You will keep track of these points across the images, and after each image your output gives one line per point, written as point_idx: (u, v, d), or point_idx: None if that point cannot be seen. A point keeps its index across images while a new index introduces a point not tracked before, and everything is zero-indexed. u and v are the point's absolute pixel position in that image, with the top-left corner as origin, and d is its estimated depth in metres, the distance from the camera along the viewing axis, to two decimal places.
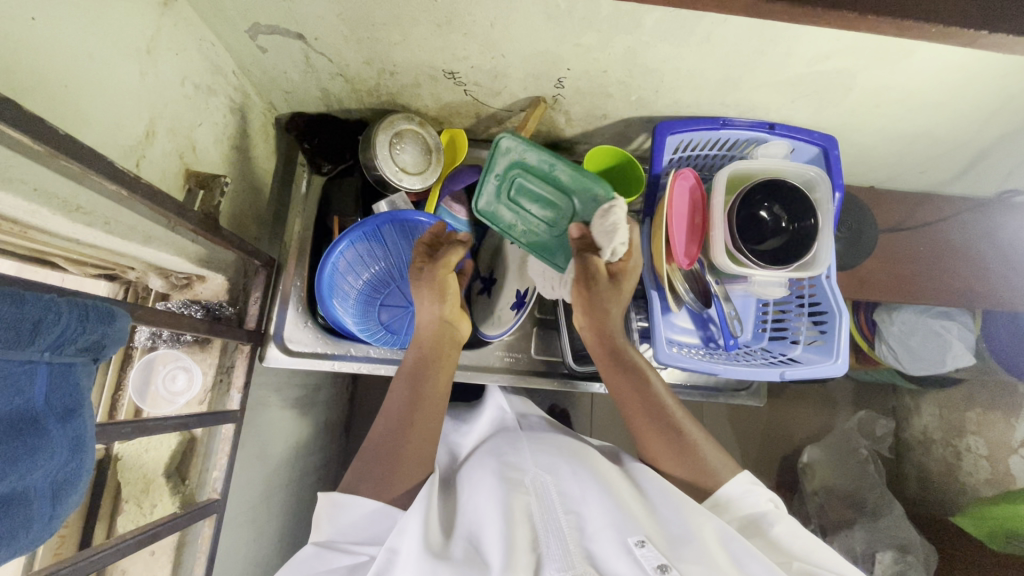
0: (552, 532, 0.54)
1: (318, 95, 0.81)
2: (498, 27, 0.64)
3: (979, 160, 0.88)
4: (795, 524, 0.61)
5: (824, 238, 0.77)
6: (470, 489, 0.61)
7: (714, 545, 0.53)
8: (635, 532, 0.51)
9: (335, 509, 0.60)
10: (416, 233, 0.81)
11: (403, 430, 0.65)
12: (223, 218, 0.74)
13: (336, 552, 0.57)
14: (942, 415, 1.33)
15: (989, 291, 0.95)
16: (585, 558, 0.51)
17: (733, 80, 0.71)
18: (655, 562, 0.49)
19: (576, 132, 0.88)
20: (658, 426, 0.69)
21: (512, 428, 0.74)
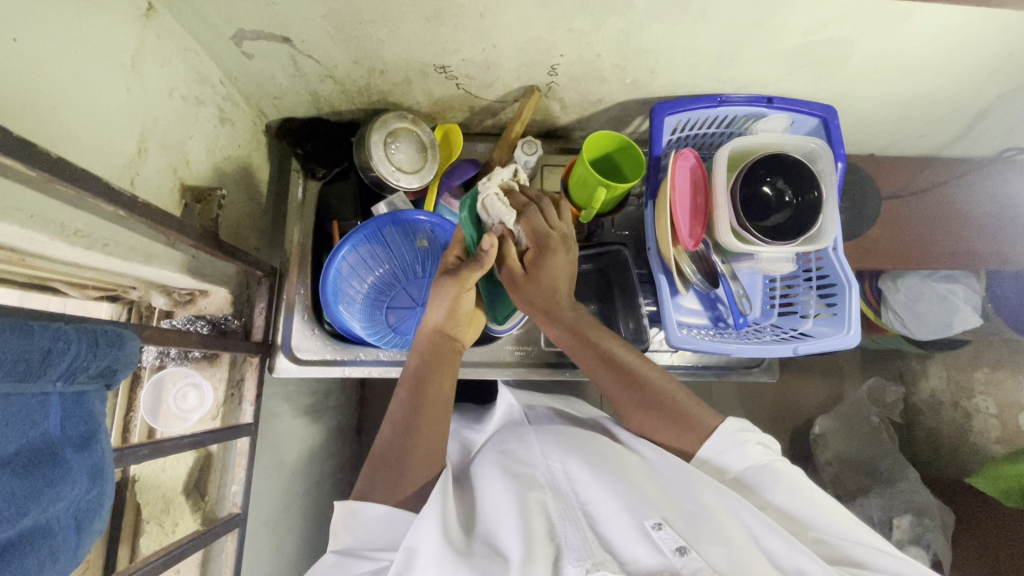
0: (569, 522, 0.53)
1: (307, 98, 0.80)
2: (489, 17, 0.62)
3: (980, 119, 0.87)
4: (799, 482, 0.61)
5: (829, 209, 0.77)
6: (479, 483, 0.60)
7: (734, 528, 0.53)
8: (651, 515, 0.52)
9: (352, 517, 0.59)
10: (417, 232, 0.80)
11: (409, 437, 0.64)
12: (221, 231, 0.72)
13: (355, 558, 0.56)
14: (949, 377, 1.34)
15: (994, 252, 0.95)
16: (604, 545, 0.51)
17: (730, 54, 0.70)
18: (674, 546, 0.49)
19: (571, 119, 0.86)
20: (638, 397, 0.69)
21: (520, 419, 0.74)
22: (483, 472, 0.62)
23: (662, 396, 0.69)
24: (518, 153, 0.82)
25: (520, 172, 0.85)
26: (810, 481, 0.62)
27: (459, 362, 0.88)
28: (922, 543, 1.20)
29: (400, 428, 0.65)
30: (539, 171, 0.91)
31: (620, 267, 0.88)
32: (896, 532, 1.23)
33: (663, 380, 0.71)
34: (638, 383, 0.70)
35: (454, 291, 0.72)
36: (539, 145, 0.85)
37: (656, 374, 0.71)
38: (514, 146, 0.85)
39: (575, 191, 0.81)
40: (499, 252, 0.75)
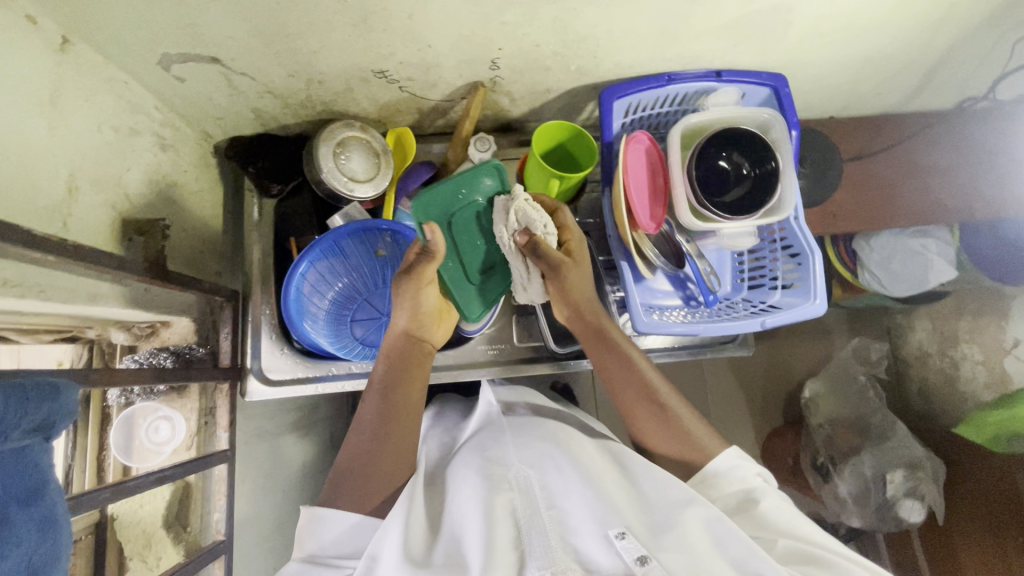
0: (536, 528, 0.54)
1: (251, 116, 0.78)
2: (417, 18, 0.61)
3: (935, 73, 0.85)
4: (783, 500, 0.62)
5: (787, 179, 0.76)
6: (452, 488, 0.61)
7: (702, 533, 0.54)
8: (616, 524, 0.52)
9: (315, 524, 0.59)
10: (376, 243, 0.79)
11: (374, 448, 0.64)
12: (173, 260, 0.71)
13: (318, 565, 0.56)
14: (936, 328, 1.38)
15: (960, 205, 0.95)
16: (568, 551, 0.52)
17: (670, 31, 0.69)
18: (635, 555, 0.50)
19: (522, 112, 0.85)
20: (647, 404, 0.72)
21: (497, 420, 0.72)
22: (455, 476, 0.63)
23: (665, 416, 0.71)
24: (472, 151, 0.82)
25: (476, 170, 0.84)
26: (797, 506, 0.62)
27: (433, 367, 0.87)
28: (914, 496, 1.23)
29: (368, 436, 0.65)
30: None
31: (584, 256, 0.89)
32: (890, 487, 1.25)
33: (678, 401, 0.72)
34: (649, 399, 0.72)
35: (413, 287, 0.70)
36: (493, 141, 0.84)
37: (675, 397, 0.73)
38: (467, 144, 0.84)
39: (530, 184, 0.80)
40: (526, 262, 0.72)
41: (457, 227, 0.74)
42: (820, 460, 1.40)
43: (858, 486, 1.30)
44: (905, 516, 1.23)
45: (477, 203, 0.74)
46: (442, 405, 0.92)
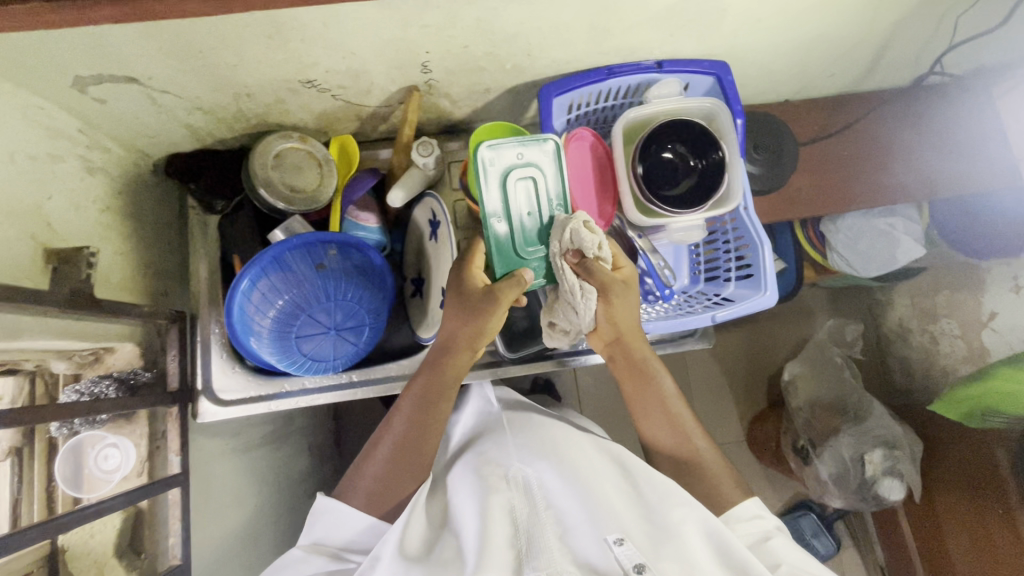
0: (534, 531, 0.60)
1: (184, 132, 0.76)
2: (333, 26, 0.59)
3: (886, 52, 0.83)
4: (794, 543, 0.63)
5: (734, 169, 0.74)
6: (457, 496, 0.67)
7: (692, 533, 0.60)
8: (615, 531, 0.58)
9: (327, 519, 0.65)
10: (323, 255, 0.77)
11: (397, 456, 0.67)
12: (99, 288, 0.68)
13: (326, 557, 0.63)
14: (915, 304, 1.37)
15: (921, 183, 0.93)
16: (565, 552, 0.58)
17: (602, 24, 0.66)
18: (633, 562, 0.55)
19: (466, 112, 0.83)
20: (661, 413, 0.74)
21: (496, 425, 0.78)
22: (461, 481, 0.68)
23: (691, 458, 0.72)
24: (414, 156, 0.80)
25: (423, 175, 0.82)
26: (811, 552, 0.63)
27: (388, 377, 0.85)
28: (893, 474, 1.23)
29: (397, 446, 0.68)
30: (446, 169, 0.88)
31: None
32: (869, 467, 1.24)
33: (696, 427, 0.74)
34: (679, 440, 0.73)
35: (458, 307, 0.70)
36: (436, 145, 0.82)
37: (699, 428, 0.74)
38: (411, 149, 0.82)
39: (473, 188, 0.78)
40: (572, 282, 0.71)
41: (513, 190, 0.72)
42: (800, 442, 1.38)
43: (838, 468, 1.30)
44: (885, 494, 1.23)
45: (533, 172, 0.73)
46: None
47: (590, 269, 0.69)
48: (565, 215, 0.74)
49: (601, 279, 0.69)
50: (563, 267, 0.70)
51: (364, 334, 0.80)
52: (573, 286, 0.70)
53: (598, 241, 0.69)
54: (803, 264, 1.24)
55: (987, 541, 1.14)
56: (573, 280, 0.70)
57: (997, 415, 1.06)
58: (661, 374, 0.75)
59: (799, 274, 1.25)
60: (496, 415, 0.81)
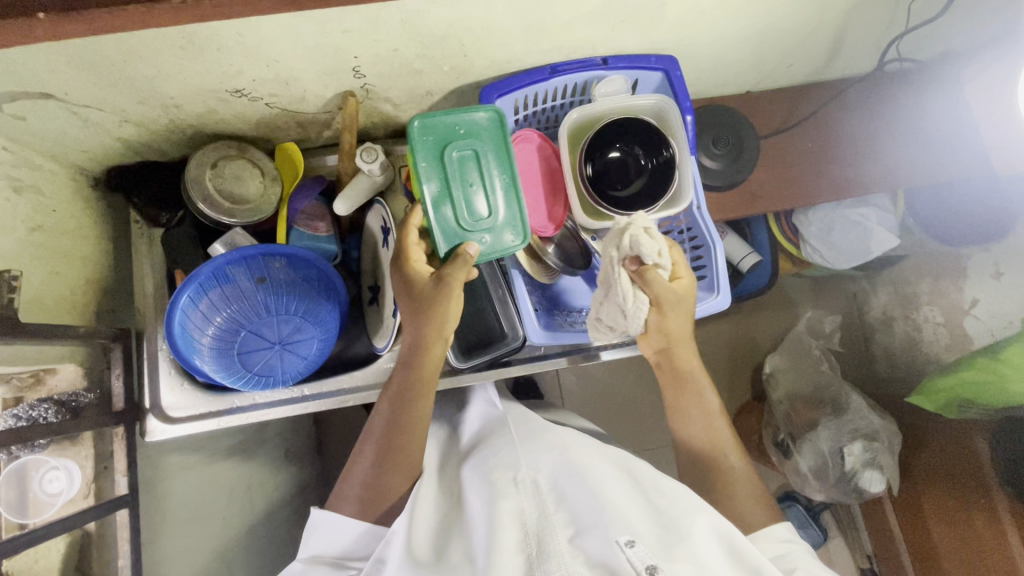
0: (546, 534, 0.56)
1: (119, 145, 0.74)
2: (248, 34, 0.56)
3: (846, 38, 0.80)
4: (817, 561, 0.62)
5: (684, 167, 0.72)
6: (466, 497, 0.64)
7: (708, 538, 0.57)
8: (624, 532, 0.53)
9: (321, 529, 0.65)
10: (266, 268, 0.75)
11: (378, 461, 0.67)
12: (26, 310, 0.66)
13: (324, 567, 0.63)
14: (898, 291, 1.33)
15: (887, 173, 0.91)
16: (576, 555, 0.53)
17: (537, 22, 0.64)
18: (645, 564, 0.51)
19: (412, 116, 0.81)
20: (696, 411, 0.74)
21: (505, 423, 0.75)
22: (467, 484, 0.65)
23: (722, 473, 0.72)
24: (359, 162, 0.78)
25: (369, 182, 0.80)
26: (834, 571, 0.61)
27: (342, 389, 0.82)
28: (874, 466, 1.20)
29: (377, 452, 0.67)
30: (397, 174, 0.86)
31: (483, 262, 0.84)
32: (849, 460, 1.21)
33: (725, 428, 0.75)
34: (711, 455, 0.73)
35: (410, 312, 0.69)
36: (382, 150, 0.79)
37: (724, 426, 0.75)
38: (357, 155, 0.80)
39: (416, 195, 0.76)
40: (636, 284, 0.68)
41: (451, 157, 0.68)
42: (780, 436, 1.35)
43: (817, 461, 1.26)
44: (865, 487, 1.21)
45: (474, 147, 0.69)
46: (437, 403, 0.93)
47: (650, 282, 0.68)
48: (511, 183, 0.70)
49: (657, 292, 0.68)
50: (620, 272, 0.68)
51: (312, 347, 0.78)
52: (625, 296, 0.67)
53: (659, 253, 0.67)
54: (778, 256, 1.21)
55: (971, 529, 1.12)
56: (629, 291, 0.68)
57: (975, 407, 1.03)
58: (708, 389, 0.75)
59: (774, 266, 1.21)
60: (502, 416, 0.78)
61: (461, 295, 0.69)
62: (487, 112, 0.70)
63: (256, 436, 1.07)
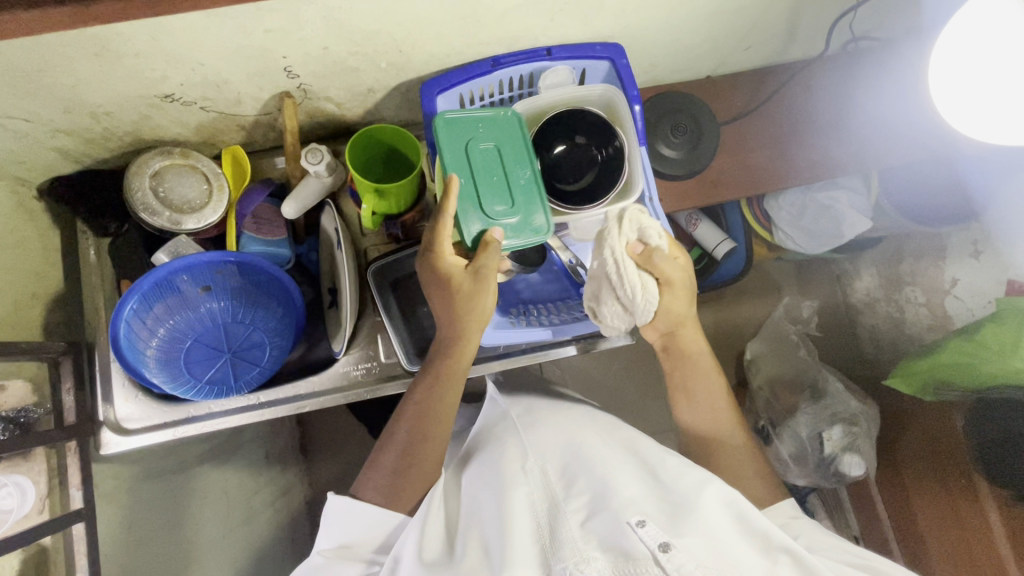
0: (558, 522, 0.56)
1: (56, 155, 0.73)
2: (164, 36, 0.54)
3: (800, 18, 0.78)
4: (822, 533, 0.63)
5: (634, 156, 0.69)
6: (476, 491, 0.64)
7: (717, 510, 0.55)
8: (635, 513, 0.53)
9: (345, 515, 0.62)
10: (213, 276, 0.73)
11: (405, 451, 0.66)
12: None
13: (346, 561, 0.60)
14: (881, 274, 1.28)
15: (852, 154, 0.89)
16: (589, 539, 0.53)
17: (471, 15, 0.62)
18: (657, 541, 0.50)
19: (358, 114, 0.79)
20: (700, 396, 0.73)
21: (500, 416, 0.76)
22: (481, 472, 0.66)
23: (724, 457, 0.71)
24: (303, 163, 0.75)
25: (316, 183, 0.77)
26: (841, 541, 0.61)
27: (299, 395, 0.81)
28: (853, 449, 1.15)
29: (405, 445, 0.66)
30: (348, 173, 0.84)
31: None
32: (828, 445, 1.18)
33: (729, 412, 0.73)
34: (717, 440, 0.72)
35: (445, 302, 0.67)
36: (328, 151, 0.76)
37: (729, 414, 0.73)
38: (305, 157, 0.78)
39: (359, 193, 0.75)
40: (643, 265, 0.67)
41: (476, 150, 0.64)
42: (761, 424, 1.33)
43: (797, 448, 1.23)
44: (846, 472, 1.16)
45: (496, 145, 0.64)
46: None
47: (654, 263, 0.66)
48: (535, 180, 0.64)
49: (659, 271, 0.67)
50: (625, 258, 0.65)
51: (265, 354, 0.77)
52: (629, 286, 0.65)
53: (658, 233, 0.65)
54: (751, 243, 1.18)
55: (952, 513, 1.05)
56: (636, 276, 0.65)
57: (949, 389, 0.99)
58: (711, 372, 0.74)
59: (748, 256, 1.18)
60: (503, 410, 0.77)
61: (490, 289, 0.66)
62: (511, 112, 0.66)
63: (228, 442, 1.07)
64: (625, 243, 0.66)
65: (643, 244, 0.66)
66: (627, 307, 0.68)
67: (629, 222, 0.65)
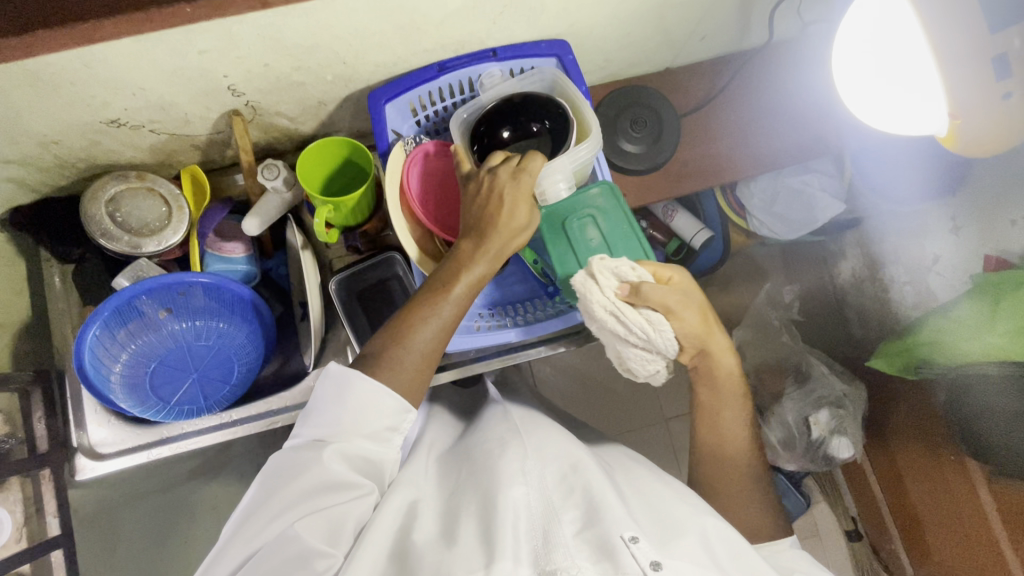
0: (552, 527, 0.53)
1: (11, 185, 0.73)
2: (95, 64, 0.54)
3: (751, 4, 0.77)
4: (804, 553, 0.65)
5: (584, 112, 0.69)
6: (476, 481, 0.59)
7: (711, 539, 0.55)
8: (629, 528, 0.51)
9: (342, 389, 0.54)
10: (175, 298, 0.74)
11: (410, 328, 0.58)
12: None
13: (334, 458, 0.52)
14: (864, 253, 1.20)
15: (814, 137, 0.88)
16: (582, 548, 0.51)
17: (411, 24, 0.62)
18: (649, 560, 0.49)
19: (313, 126, 0.79)
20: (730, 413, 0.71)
21: (501, 414, 0.73)
22: (488, 463, 0.61)
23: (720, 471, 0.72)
24: (261, 180, 0.75)
25: (273, 198, 0.76)
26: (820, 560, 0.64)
27: (271, 410, 0.81)
28: (841, 432, 1.16)
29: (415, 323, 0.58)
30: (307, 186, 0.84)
31: (397, 274, 0.82)
32: (816, 429, 1.18)
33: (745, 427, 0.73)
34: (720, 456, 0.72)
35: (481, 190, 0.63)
36: (285, 165, 0.76)
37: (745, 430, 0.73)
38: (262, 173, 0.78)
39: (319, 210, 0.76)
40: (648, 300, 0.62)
41: (572, 229, 0.70)
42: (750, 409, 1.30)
43: (785, 432, 1.22)
44: (835, 454, 1.17)
45: (591, 219, 0.70)
46: (434, 398, 0.89)
47: (647, 295, 0.62)
48: (636, 235, 0.70)
49: (661, 300, 0.62)
50: (617, 308, 0.63)
51: (234, 372, 0.77)
52: (637, 326, 0.63)
53: (631, 268, 0.64)
54: (727, 232, 1.17)
55: (947, 494, 1.03)
56: (638, 321, 0.63)
57: (930, 367, 0.92)
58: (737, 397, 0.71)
59: (725, 243, 1.17)
60: (502, 413, 0.73)
61: (523, 198, 0.62)
62: (597, 184, 0.71)
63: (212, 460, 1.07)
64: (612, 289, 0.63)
65: (627, 284, 0.63)
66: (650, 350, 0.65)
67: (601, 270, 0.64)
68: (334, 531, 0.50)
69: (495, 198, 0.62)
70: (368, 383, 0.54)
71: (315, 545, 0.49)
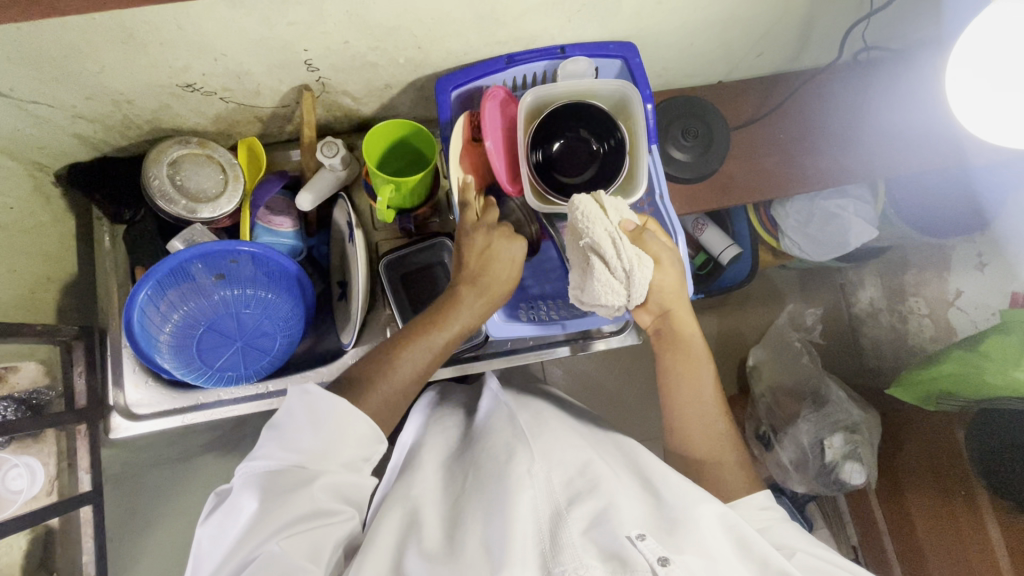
0: (558, 528, 0.53)
1: (77, 142, 0.74)
2: (188, 27, 0.55)
3: (813, 25, 0.79)
4: (800, 530, 0.62)
5: (638, 151, 0.72)
6: (483, 487, 0.59)
7: (714, 527, 0.55)
8: (634, 528, 0.52)
9: (314, 412, 0.50)
10: (225, 264, 0.74)
11: (396, 357, 0.59)
12: None
13: (311, 483, 0.48)
14: (884, 283, 1.23)
15: (859, 161, 0.89)
16: (588, 548, 0.51)
17: (491, 14, 0.63)
18: (656, 556, 0.49)
19: (373, 108, 0.80)
20: (700, 408, 0.70)
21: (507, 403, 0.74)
22: (496, 462, 0.62)
23: (694, 435, 0.70)
24: (319, 156, 0.76)
25: (331, 176, 0.78)
26: (811, 534, 0.62)
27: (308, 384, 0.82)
28: (855, 457, 1.12)
29: (403, 350, 0.60)
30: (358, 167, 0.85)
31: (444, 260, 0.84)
32: (829, 453, 1.13)
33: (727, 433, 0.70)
34: (688, 414, 0.70)
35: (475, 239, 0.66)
36: (344, 144, 0.77)
37: (726, 443, 0.70)
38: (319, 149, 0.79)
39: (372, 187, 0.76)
40: (647, 245, 0.67)
41: None
42: (762, 429, 1.27)
43: (797, 452, 1.18)
44: (846, 479, 1.13)
45: None
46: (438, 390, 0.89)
47: (645, 240, 0.67)
48: None
49: (650, 249, 0.67)
50: (617, 234, 0.64)
51: (276, 344, 0.77)
52: (625, 261, 0.64)
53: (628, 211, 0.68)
54: (757, 248, 1.17)
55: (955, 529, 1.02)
56: (631, 252, 0.64)
57: (955, 399, 0.90)
58: (701, 357, 0.71)
59: (754, 261, 1.15)
60: (508, 409, 0.73)
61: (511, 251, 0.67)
62: None
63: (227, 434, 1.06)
64: (621, 218, 0.66)
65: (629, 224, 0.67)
66: (624, 285, 0.65)
67: (607, 203, 0.66)
68: (317, 551, 0.46)
69: (481, 254, 0.66)
70: (344, 406, 0.51)
71: (300, 563, 0.45)
